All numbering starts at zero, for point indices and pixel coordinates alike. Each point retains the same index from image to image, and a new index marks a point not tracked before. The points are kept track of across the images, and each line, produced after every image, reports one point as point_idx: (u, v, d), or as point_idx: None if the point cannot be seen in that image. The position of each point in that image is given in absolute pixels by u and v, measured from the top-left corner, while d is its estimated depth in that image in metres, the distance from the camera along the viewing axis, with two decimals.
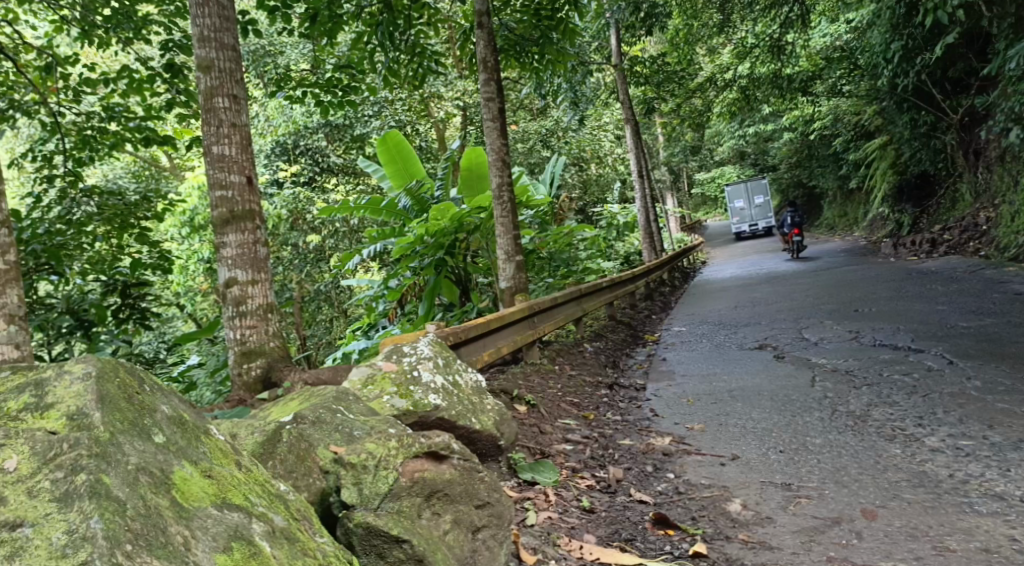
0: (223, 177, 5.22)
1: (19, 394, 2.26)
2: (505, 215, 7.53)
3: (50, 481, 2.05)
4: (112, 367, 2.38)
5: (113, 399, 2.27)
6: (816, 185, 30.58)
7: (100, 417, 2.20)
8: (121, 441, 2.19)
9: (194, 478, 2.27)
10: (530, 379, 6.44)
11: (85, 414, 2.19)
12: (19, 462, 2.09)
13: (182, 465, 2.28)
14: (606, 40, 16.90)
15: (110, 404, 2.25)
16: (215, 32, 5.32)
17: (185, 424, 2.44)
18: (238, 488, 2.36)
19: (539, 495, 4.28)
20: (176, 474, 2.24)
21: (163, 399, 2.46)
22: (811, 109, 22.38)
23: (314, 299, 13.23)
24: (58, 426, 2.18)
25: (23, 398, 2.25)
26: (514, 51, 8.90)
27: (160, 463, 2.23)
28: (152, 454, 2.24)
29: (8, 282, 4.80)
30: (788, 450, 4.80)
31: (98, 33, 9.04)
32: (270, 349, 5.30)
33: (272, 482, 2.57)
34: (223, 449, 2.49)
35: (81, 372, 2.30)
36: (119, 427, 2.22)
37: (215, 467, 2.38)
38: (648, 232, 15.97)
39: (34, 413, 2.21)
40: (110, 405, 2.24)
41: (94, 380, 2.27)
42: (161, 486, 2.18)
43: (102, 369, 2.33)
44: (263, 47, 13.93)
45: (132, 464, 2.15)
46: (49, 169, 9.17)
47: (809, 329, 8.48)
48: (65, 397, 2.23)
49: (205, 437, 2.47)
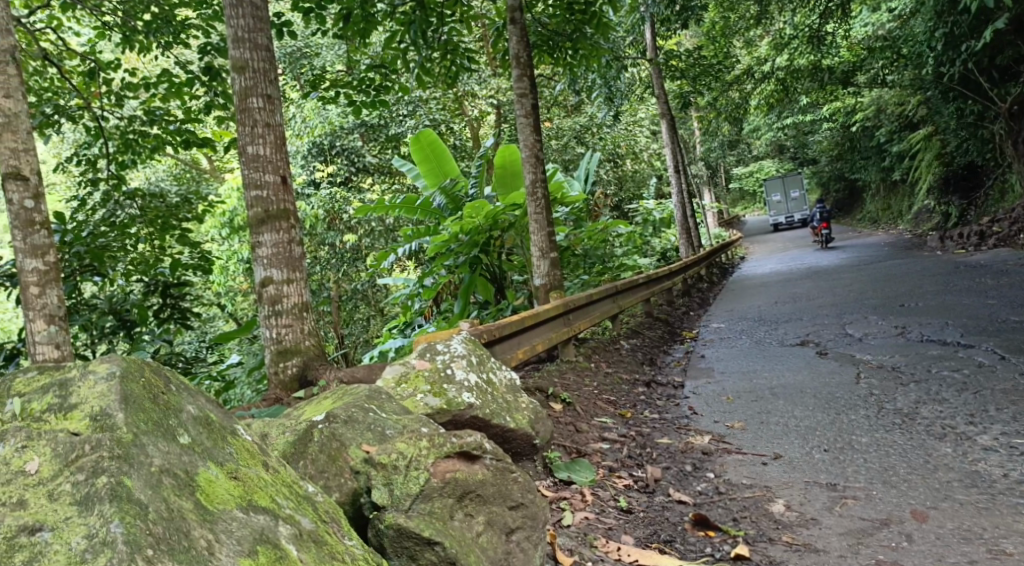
0: (258, 176, 5.24)
1: (44, 395, 2.27)
2: (540, 212, 7.46)
3: (71, 483, 2.05)
4: (137, 366, 2.37)
5: (138, 400, 2.26)
6: (858, 178, 30.02)
7: (123, 417, 2.18)
8: (145, 442, 2.18)
9: (219, 480, 2.25)
10: (566, 377, 6.38)
11: (108, 415, 2.18)
12: (41, 465, 2.09)
13: (207, 467, 2.27)
14: (641, 35, 16.73)
15: (135, 404, 2.24)
16: (249, 33, 5.33)
17: (212, 425, 2.42)
18: (264, 489, 2.34)
19: (575, 495, 4.22)
20: (201, 476, 2.22)
21: (190, 399, 2.45)
22: (852, 100, 21.97)
23: (351, 298, 13.28)
24: (82, 426, 2.17)
25: (47, 399, 2.25)
26: (548, 46, 8.82)
27: (184, 464, 2.22)
28: (177, 455, 2.23)
29: (49, 282, 4.85)
30: (832, 449, 4.66)
31: (139, 37, 9.14)
32: (305, 348, 5.30)
33: (301, 483, 2.54)
34: (251, 450, 2.47)
35: (105, 372, 2.28)
36: (143, 428, 2.20)
37: (241, 468, 2.36)
38: (685, 228, 15.80)
39: (58, 413, 2.21)
40: (134, 406, 2.23)
41: (118, 380, 2.26)
42: (185, 488, 2.16)
43: (127, 368, 2.32)
44: (299, 49, 14.11)
45: (155, 466, 2.14)
46: (93, 172, 9.31)
47: (853, 325, 8.28)
48: (89, 397, 2.22)
49: (231, 438, 2.45)
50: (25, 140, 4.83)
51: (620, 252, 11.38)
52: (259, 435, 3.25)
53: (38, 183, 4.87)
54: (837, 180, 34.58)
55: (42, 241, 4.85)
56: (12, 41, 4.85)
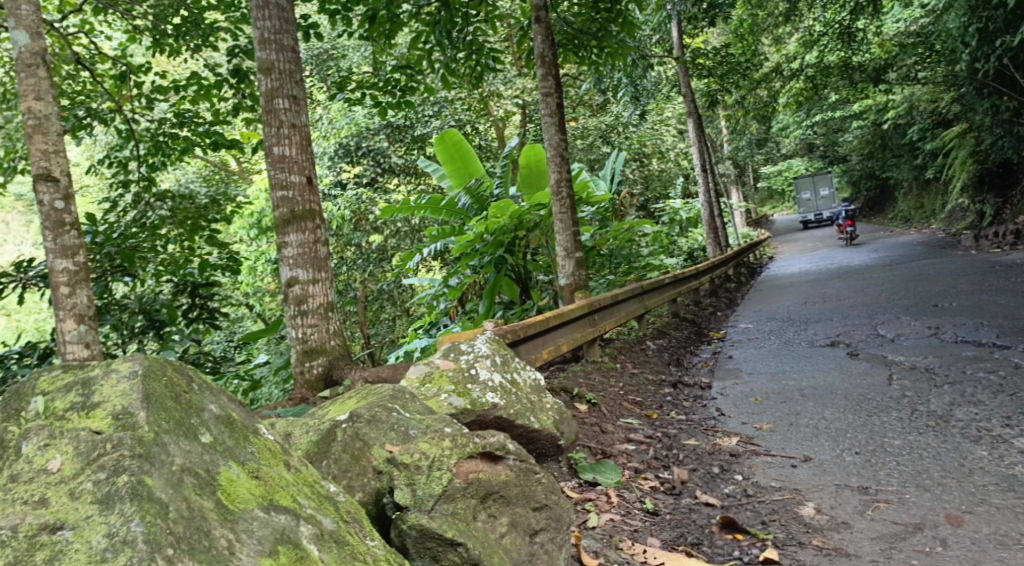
0: (284, 177, 5.26)
1: (67, 393, 2.28)
2: (565, 211, 7.43)
3: (92, 482, 2.05)
4: (159, 365, 2.38)
5: (159, 399, 2.27)
6: (890, 176, 29.59)
7: (145, 416, 2.19)
8: (166, 441, 2.19)
9: (240, 479, 2.26)
10: (591, 377, 6.34)
11: (130, 414, 2.19)
12: (63, 463, 2.11)
13: (229, 466, 2.28)
14: (668, 33, 16.62)
15: (157, 403, 2.25)
16: (275, 35, 5.36)
17: (234, 424, 2.43)
18: (286, 489, 2.34)
19: (600, 496, 4.19)
20: (222, 475, 2.23)
21: (212, 398, 2.46)
22: (883, 98, 21.65)
23: (376, 298, 13.33)
24: (104, 425, 2.18)
25: (70, 397, 2.27)
26: (573, 45, 8.78)
27: (206, 463, 2.23)
28: (198, 454, 2.24)
29: (78, 282, 4.92)
30: (864, 451, 4.58)
31: (169, 41, 9.24)
32: (330, 348, 5.31)
33: (323, 483, 2.54)
34: (272, 448, 2.48)
35: (128, 370, 2.29)
36: (165, 426, 2.21)
37: (263, 468, 2.36)
38: (712, 227, 15.67)
39: (80, 412, 2.22)
40: (155, 405, 2.24)
41: (139, 379, 2.27)
42: (207, 488, 2.17)
43: (149, 367, 2.32)
44: (326, 51, 14.33)
45: (176, 465, 2.16)
46: (124, 174, 9.44)
47: (885, 325, 8.14)
48: (111, 396, 2.23)
49: (253, 437, 2.45)
50: (56, 142, 4.90)
51: (646, 252, 11.31)
52: (283, 435, 3.26)
53: (68, 184, 4.93)
54: (867, 179, 34.12)
55: (72, 242, 4.91)
56: (44, 44, 4.93)
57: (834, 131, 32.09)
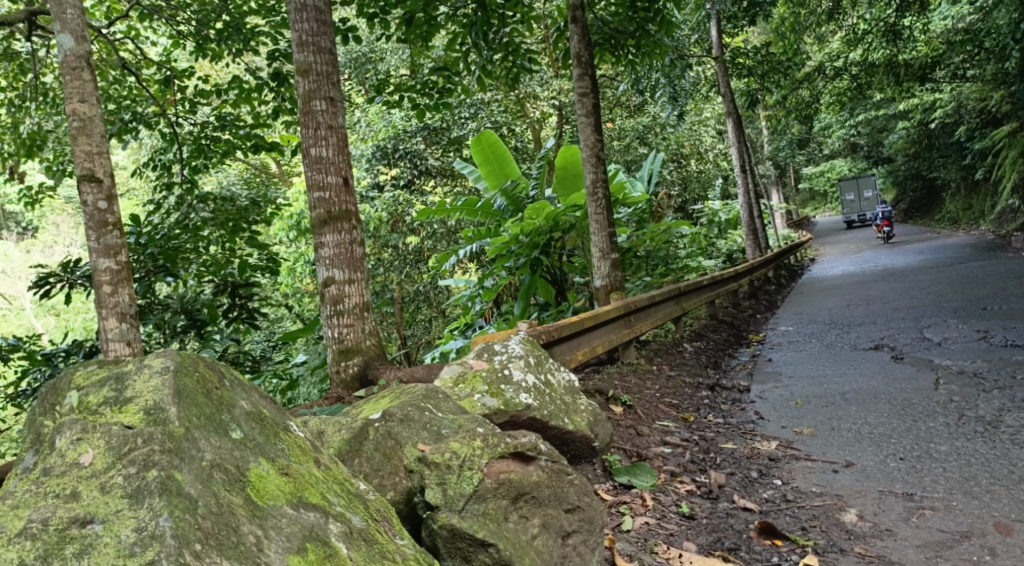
0: (321, 178, 5.30)
1: (100, 388, 2.31)
2: (601, 212, 7.38)
3: (123, 476, 2.08)
4: (191, 360, 2.40)
5: (190, 395, 2.29)
6: (936, 176, 28.90)
7: (176, 412, 2.21)
8: (196, 436, 2.21)
9: (270, 475, 2.28)
10: (626, 379, 6.28)
11: (161, 409, 2.21)
12: (94, 457, 2.14)
13: (259, 462, 2.30)
14: (707, 33, 16.43)
15: (188, 399, 2.27)
16: (313, 37, 5.42)
17: (264, 420, 2.45)
18: (315, 487, 2.35)
19: (635, 499, 4.14)
20: (252, 471, 2.25)
21: (243, 395, 2.48)
22: (930, 97, 21.19)
23: (413, 299, 13.28)
24: (135, 420, 2.20)
25: (103, 392, 2.30)
26: (610, 45, 8.71)
27: (236, 459, 2.25)
28: (228, 450, 2.26)
29: (120, 281, 5.00)
30: (908, 457, 4.46)
31: (211, 45, 9.39)
32: (366, 348, 5.34)
33: (353, 481, 2.55)
34: (303, 446, 2.49)
35: (160, 366, 2.31)
36: (195, 422, 2.24)
37: (293, 465, 2.37)
38: (751, 229, 15.45)
39: (113, 407, 2.25)
40: (186, 401, 2.26)
41: (171, 374, 2.29)
42: (236, 484, 2.19)
43: (181, 363, 2.35)
44: (364, 54, 14.46)
45: (206, 461, 2.18)
46: (167, 176, 9.61)
47: (931, 329, 7.95)
48: (144, 391, 2.26)
49: (284, 434, 2.47)
50: (99, 143, 5.02)
51: (684, 253, 11.18)
52: (317, 432, 3.27)
53: (111, 185, 5.03)
54: (912, 179, 33.41)
55: (114, 241, 5.00)
56: (88, 47, 5.03)
57: (878, 130, 31.52)
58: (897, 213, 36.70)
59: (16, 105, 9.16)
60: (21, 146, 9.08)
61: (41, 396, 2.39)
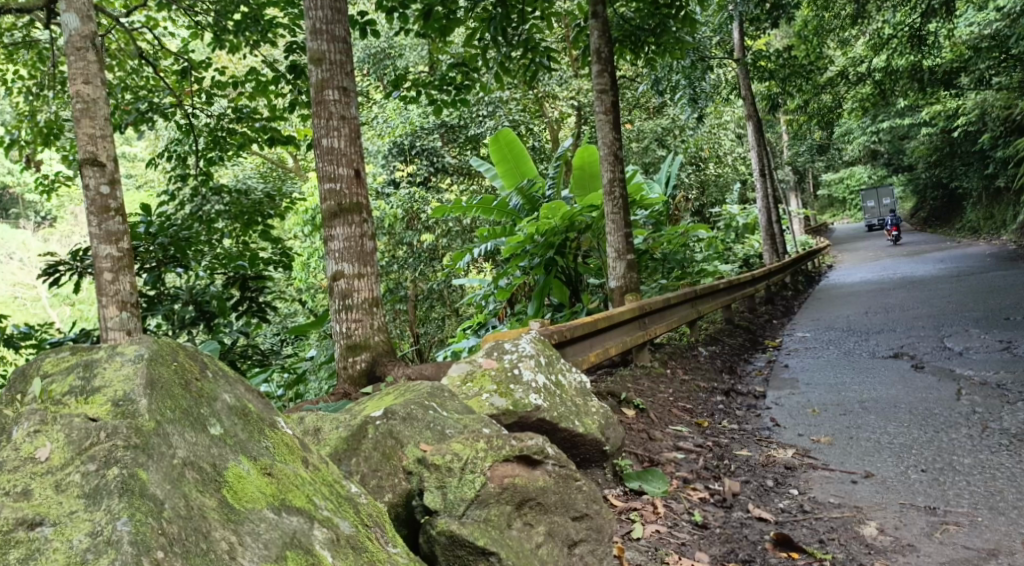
0: (332, 170, 5.19)
1: (67, 375, 2.19)
2: (617, 212, 7.23)
3: (81, 474, 1.97)
4: (168, 349, 2.29)
5: (165, 385, 2.18)
6: (958, 185, 28.53)
7: (146, 404, 2.10)
8: (168, 431, 2.10)
9: (250, 476, 2.16)
10: (640, 382, 6.12)
11: (130, 400, 2.10)
12: (52, 452, 2.02)
13: (239, 461, 2.18)
14: (729, 35, 16.20)
15: (162, 391, 2.16)
16: (327, 25, 5.29)
17: (248, 415, 2.33)
18: (301, 488, 2.24)
19: (646, 506, 3.99)
20: (231, 471, 2.14)
21: (226, 387, 2.36)
22: (954, 102, 20.86)
23: (426, 297, 13.01)
24: (101, 411, 2.09)
25: (70, 380, 2.18)
26: (630, 41, 8.53)
27: (213, 457, 2.14)
28: (205, 447, 2.14)
29: (122, 269, 4.90)
30: (931, 470, 4.28)
31: (229, 37, 9.29)
32: (374, 344, 5.21)
33: (343, 483, 2.43)
34: (290, 444, 2.38)
35: (133, 354, 2.20)
36: (169, 416, 2.13)
37: (277, 465, 2.26)
38: (769, 233, 15.25)
39: (78, 397, 2.14)
40: (160, 392, 2.15)
41: (144, 363, 2.18)
42: (210, 485, 2.07)
43: (156, 351, 2.23)
44: (383, 50, 14.48)
45: (178, 458, 2.06)
46: (182, 168, 9.54)
47: (951, 338, 7.75)
48: (113, 381, 2.15)
49: (270, 431, 2.35)
50: (103, 126, 4.93)
51: (700, 257, 10.99)
52: (313, 430, 3.16)
53: (114, 170, 4.95)
54: (933, 188, 33.00)
55: (116, 227, 4.92)
56: (93, 28, 4.95)
57: (899, 136, 31.15)
58: (918, 221, 36.24)
59: (35, 93, 9.14)
60: (38, 135, 9.04)
61: (6, 384, 2.27)
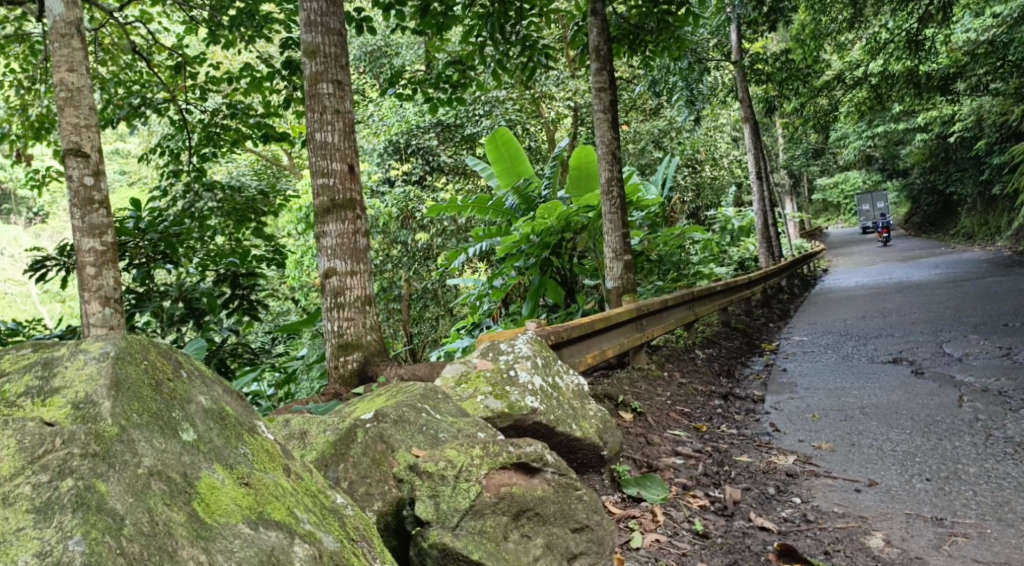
0: (325, 164, 5.06)
1: (24, 375, 2.08)
2: (615, 212, 7.10)
3: (32, 486, 1.84)
4: (138, 348, 2.18)
5: (133, 387, 2.07)
6: (953, 191, 28.53)
7: (109, 407, 2.00)
8: (133, 438, 1.99)
9: (225, 487, 2.05)
10: (636, 384, 6.00)
11: (92, 403, 2.00)
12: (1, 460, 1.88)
13: (213, 471, 2.06)
14: (726, 37, 16.11)
15: (129, 392, 2.05)
16: (322, 17, 5.16)
17: (225, 420, 2.23)
18: (281, 500, 2.12)
19: (645, 514, 3.86)
20: (203, 481, 2.02)
21: (201, 390, 2.26)
22: (950, 108, 20.82)
23: (420, 296, 12.88)
24: (59, 415, 1.98)
25: (27, 380, 2.06)
26: (629, 40, 8.39)
27: (183, 466, 2.02)
28: (175, 455, 2.03)
29: (106, 263, 4.76)
30: (936, 478, 4.17)
31: (223, 32, 9.14)
32: (366, 343, 5.07)
33: (327, 494, 2.33)
34: (270, 451, 2.26)
35: (98, 352, 2.10)
36: (136, 420, 2.02)
37: (255, 474, 2.14)
38: (765, 236, 15.15)
39: (35, 399, 2.02)
40: (126, 394, 2.04)
41: (110, 362, 2.07)
42: (179, 498, 1.95)
43: (123, 350, 2.12)
44: (380, 48, 14.35)
45: (143, 468, 1.95)
46: (175, 163, 9.38)
47: (951, 343, 7.66)
48: (75, 382, 2.04)
49: (248, 437, 2.24)
50: (87, 116, 4.81)
51: (697, 259, 10.88)
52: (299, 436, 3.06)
53: (98, 160, 4.83)
54: (928, 193, 32.98)
55: (100, 221, 4.78)
56: (78, 14, 4.82)
57: (895, 141, 31.16)
58: (912, 226, 36.22)
59: (26, 87, 8.98)
60: (28, 128, 8.88)
61: None
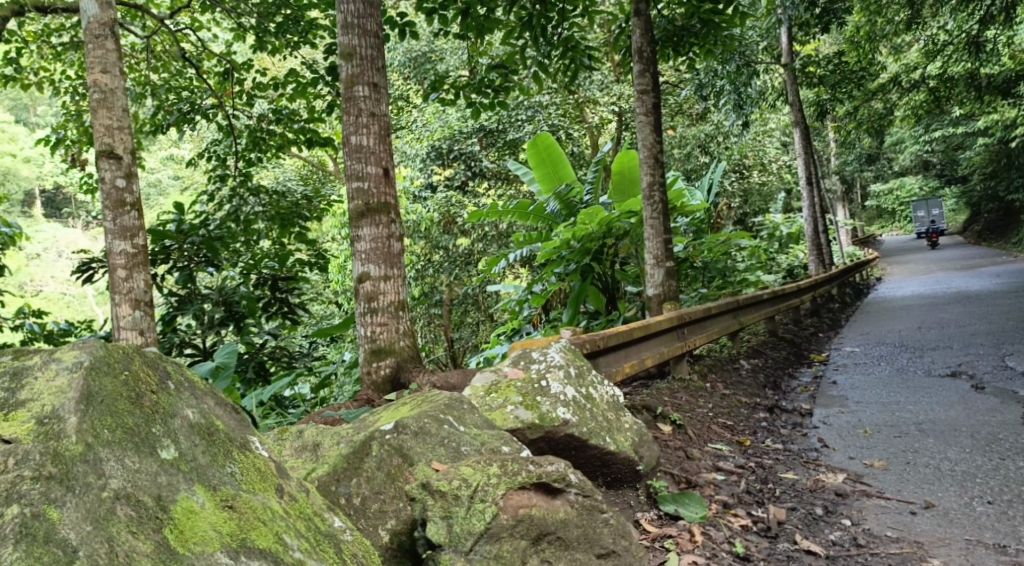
0: (360, 168, 4.98)
1: None
2: (656, 217, 6.89)
3: None
4: (120, 356, 2.12)
5: (108, 399, 2.01)
6: (1015, 198, 27.52)
7: (75, 422, 1.93)
8: (102, 456, 1.92)
9: (204, 510, 1.97)
10: (677, 395, 5.80)
11: (58, 418, 1.93)
12: None
13: (193, 492, 1.99)
14: (776, 40, 15.73)
15: (102, 406, 1.99)
16: (359, 19, 5.08)
17: (214, 435, 2.16)
18: (268, 525, 2.04)
19: (681, 533, 3.66)
20: (180, 505, 1.94)
21: (189, 402, 2.19)
22: (1012, 112, 20.06)
23: (462, 302, 12.81)
24: (21, 431, 1.91)
25: None
26: (673, 42, 8.14)
27: (158, 487, 1.95)
28: (149, 475, 1.96)
29: (138, 266, 4.75)
30: (999, 502, 3.91)
31: (268, 38, 9.16)
32: (399, 349, 4.97)
33: (322, 517, 2.26)
34: (262, 470, 2.20)
35: (71, 362, 2.04)
36: (106, 437, 1.95)
37: (241, 495, 2.07)
38: (815, 243, 14.72)
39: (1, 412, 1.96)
40: (98, 408, 1.98)
41: (83, 374, 2.01)
42: (148, 525, 1.87)
43: (98, 359, 2.06)
44: (424, 53, 14.36)
45: (108, 491, 1.88)
46: (220, 168, 9.44)
47: (1013, 357, 7.27)
48: (43, 394, 1.98)
49: (238, 455, 2.17)
50: (121, 118, 4.83)
51: (743, 266, 10.60)
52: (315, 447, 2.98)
53: (131, 162, 4.84)
54: (988, 201, 31.85)
55: (132, 223, 4.78)
56: (113, 15, 4.83)
57: (954, 147, 30.20)
58: (970, 234, 35.05)
59: (81, 93, 9.13)
60: (82, 134, 9.04)
61: None
